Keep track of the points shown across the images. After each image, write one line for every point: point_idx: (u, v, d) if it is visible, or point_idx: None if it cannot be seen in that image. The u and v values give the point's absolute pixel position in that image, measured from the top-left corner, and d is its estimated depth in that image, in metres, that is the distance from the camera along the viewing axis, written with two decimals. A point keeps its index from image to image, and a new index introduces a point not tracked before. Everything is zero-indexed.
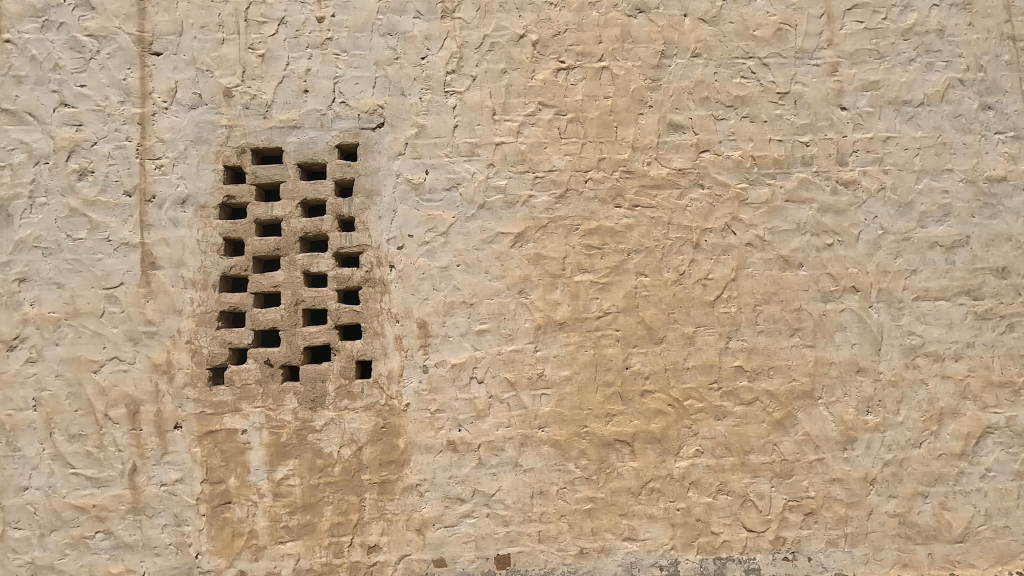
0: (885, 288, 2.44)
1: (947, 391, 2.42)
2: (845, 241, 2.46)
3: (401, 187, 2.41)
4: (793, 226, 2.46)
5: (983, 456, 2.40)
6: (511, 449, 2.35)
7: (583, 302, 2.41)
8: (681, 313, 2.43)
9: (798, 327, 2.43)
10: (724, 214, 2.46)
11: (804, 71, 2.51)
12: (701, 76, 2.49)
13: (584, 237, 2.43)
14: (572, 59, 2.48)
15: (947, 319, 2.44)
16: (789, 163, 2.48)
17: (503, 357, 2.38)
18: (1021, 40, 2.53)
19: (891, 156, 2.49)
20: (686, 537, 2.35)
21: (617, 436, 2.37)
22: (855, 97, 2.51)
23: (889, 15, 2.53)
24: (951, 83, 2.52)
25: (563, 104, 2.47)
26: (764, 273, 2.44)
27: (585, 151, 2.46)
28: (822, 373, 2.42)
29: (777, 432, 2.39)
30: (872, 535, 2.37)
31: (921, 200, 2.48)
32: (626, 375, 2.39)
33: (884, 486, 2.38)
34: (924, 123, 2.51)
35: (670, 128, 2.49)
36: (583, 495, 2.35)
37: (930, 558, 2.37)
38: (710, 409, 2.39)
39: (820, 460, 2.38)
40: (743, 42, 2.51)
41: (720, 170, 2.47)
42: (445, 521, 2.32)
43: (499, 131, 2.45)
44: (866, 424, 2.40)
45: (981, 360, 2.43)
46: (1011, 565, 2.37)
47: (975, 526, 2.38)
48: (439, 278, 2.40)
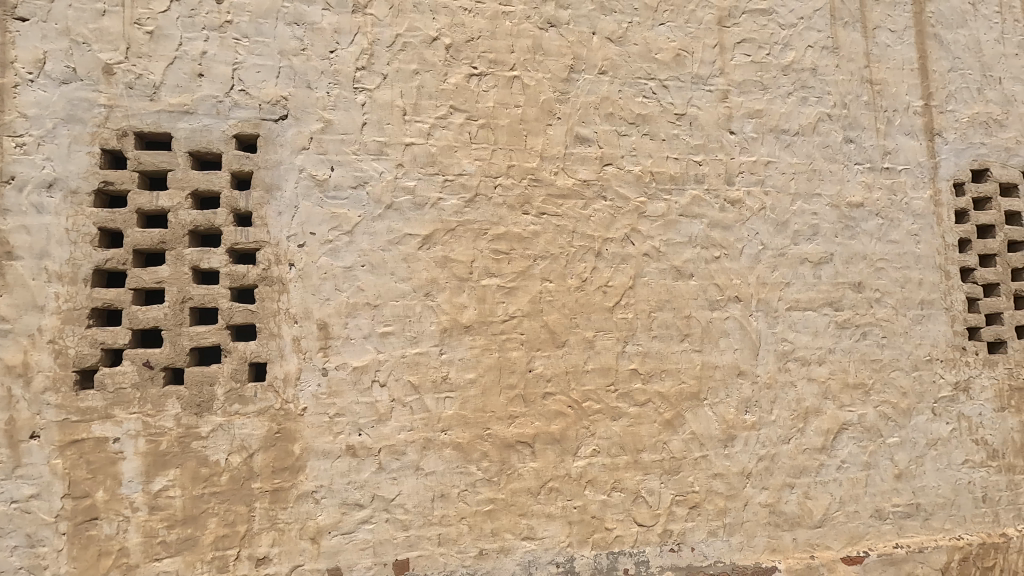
0: (763, 298, 2.69)
1: (811, 392, 2.70)
2: (730, 254, 2.67)
3: (304, 182, 2.32)
4: (685, 238, 2.64)
5: (839, 449, 2.71)
6: (413, 453, 2.33)
7: (489, 306, 2.45)
8: (582, 318, 2.53)
9: (688, 333, 2.61)
10: (624, 225, 2.59)
11: (698, 95, 2.71)
12: (607, 93, 2.62)
13: (492, 242, 2.47)
14: (484, 66, 2.52)
15: (813, 327, 2.73)
16: (684, 180, 2.66)
17: (407, 359, 2.36)
18: (877, 83, 2.89)
19: (771, 179, 2.75)
20: (581, 533, 2.44)
21: (518, 438, 2.42)
22: (742, 123, 2.75)
23: (772, 51, 2.79)
24: (821, 116, 2.82)
25: (475, 110, 2.49)
26: (659, 281, 2.61)
27: (495, 157, 2.50)
28: (707, 376, 2.61)
29: (667, 431, 2.55)
30: (747, 524, 2.59)
31: (795, 220, 2.75)
32: (529, 377, 2.45)
33: (758, 479, 2.61)
34: (798, 151, 2.79)
35: (577, 140, 2.59)
36: (484, 496, 2.37)
37: (795, 543, 2.63)
38: (607, 410, 2.50)
39: (704, 457, 2.57)
40: (646, 64, 2.66)
41: (622, 183, 2.60)
42: (341, 529, 2.25)
43: (409, 132, 2.43)
44: (745, 423, 2.62)
45: (840, 364, 2.74)
46: (860, 545, 2.69)
47: (832, 512, 2.67)
48: (342, 278, 2.33)
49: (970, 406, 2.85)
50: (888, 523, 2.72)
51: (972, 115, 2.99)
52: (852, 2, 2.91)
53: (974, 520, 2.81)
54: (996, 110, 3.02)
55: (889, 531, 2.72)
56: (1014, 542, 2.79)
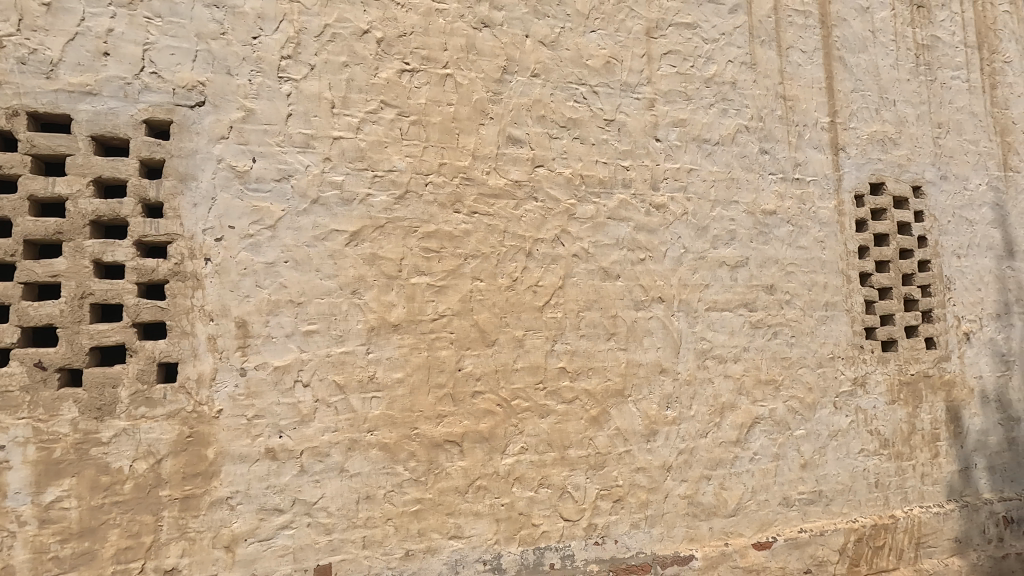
0: (685, 299, 2.82)
1: (727, 388, 2.85)
2: (654, 256, 2.78)
3: (223, 173, 2.21)
4: (613, 240, 2.72)
5: (752, 442, 2.88)
6: (337, 454, 2.27)
7: (418, 305, 2.42)
8: (512, 317, 2.55)
9: (614, 332, 2.70)
10: (554, 226, 2.64)
11: (627, 103, 2.80)
12: (539, 96, 2.66)
13: (422, 240, 2.45)
14: (416, 62, 2.49)
15: (730, 327, 2.89)
16: (612, 184, 2.75)
17: (332, 359, 2.30)
18: (789, 99, 3.10)
19: (693, 185, 2.89)
20: (509, 530, 2.47)
21: (446, 437, 2.41)
22: (667, 131, 2.86)
23: (695, 64, 2.93)
24: (739, 128, 2.99)
25: (406, 106, 2.46)
26: (587, 282, 2.67)
27: (426, 154, 2.48)
28: (632, 373, 2.71)
29: (593, 427, 2.62)
30: (667, 515, 2.70)
31: (715, 225, 2.90)
32: (458, 376, 2.45)
33: (678, 471, 2.74)
34: (719, 159, 2.94)
35: (509, 141, 2.61)
36: (411, 497, 2.35)
37: (711, 531, 2.77)
38: (535, 408, 2.54)
39: (628, 451, 2.67)
40: (577, 69, 2.73)
41: (552, 185, 2.65)
42: (259, 535, 2.16)
43: (337, 125, 2.37)
44: (666, 419, 2.74)
45: (753, 361, 2.91)
46: (770, 531, 2.87)
47: (744, 501, 2.84)
48: (263, 274, 2.24)
49: (866, 399, 3.11)
50: (794, 509, 2.92)
51: (871, 133, 3.26)
52: (768, 22, 3.10)
53: (869, 504, 3.06)
54: (891, 129, 3.31)
55: (794, 517, 2.92)
56: (902, 523, 3.07)
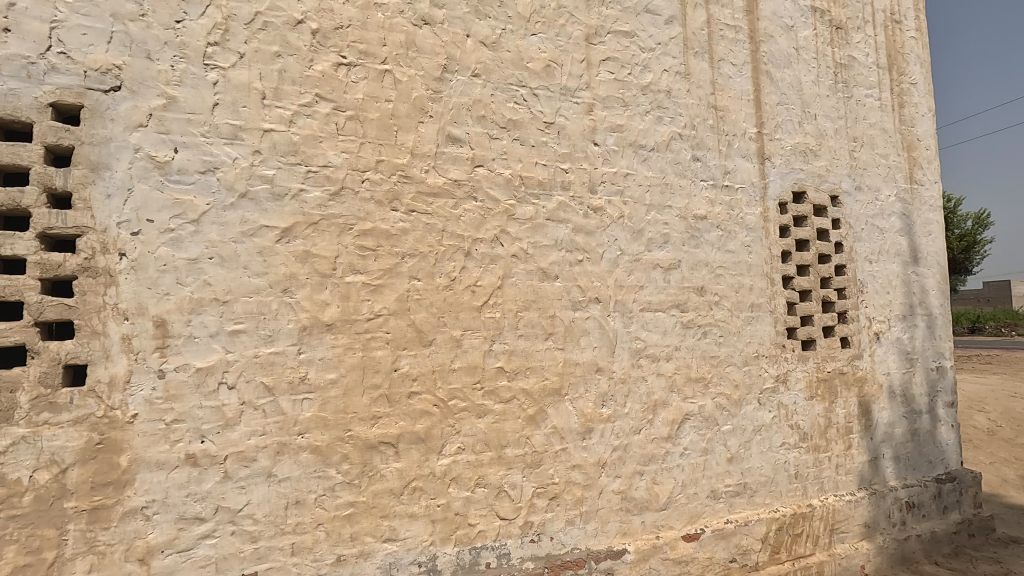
0: (620, 299, 2.90)
1: (660, 386, 2.95)
2: (592, 258, 2.84)
3: (140, 163, 2.09)
4: (551, 242, 2.76)
5: (682, 437, 2.99)
6: (265, 459, 2.19)
7: (353, 304, 2.37)
8: (450, 317, 2.54)
9: (551, 332, 2.73)
10: (493, 226, 2.65)
11: (566, 106, 2.85)
12: (480, 96, 2.66)
13: (357, 238, 2.39)
14: (354, 56, 2.43)
15: (663, 327, 2.99)
16: (551, 186, 2.79)
17: (260, 360, 2.21)
18: (720, 110, 3.24)
19: (630, 189, 2.97)
20: (444, 531, 2.45)
21: (381, 438, 2.37)
22: (604, 136, 2.93)
23: (633, 71, 3.02)
24: (674, 135, 3.10)
25: (342, 100, 2.41)
26: (526, 282, 2.70)
27: (363, 151, 2.43)
28: (569, 373, 2.76)
29: (530, 426, 2.65)
30: (601, 511, 2.77)
31: (650, 229, 3.00)
32: (394, 377, 2.41)
33: (612, 468, 2.81)
34: (654, 165, 3.04)
35: (449, 140, 2.60)
36: (343, 500, 2.29)
37: (643, 525, 2.86)
38: (473, 408, 2.54)
39: (564, 449, 2.71)
40: (518, 71, 2.75)
41: (492, 185, 2.66)
42: (177, 546, 2.05)
43: (268, 117, 2.28)
44: (601, 416, 2.80)
45: (684, 360, 3.03)
46: (698, 523, 2.99)
47: (675, 495, 2.95)
48: (184, 270, 2.13)
49: (787, 395, 3.30)
50: (721, 501, 3.06)
51: (794, 145, 3.46)
52: (701, 34, 3.23)
53: (789, 494, 3.25)
54: (812, 141, 3.53)
55: (721, 509, 3.06)
56: (818, 511, 3.27)
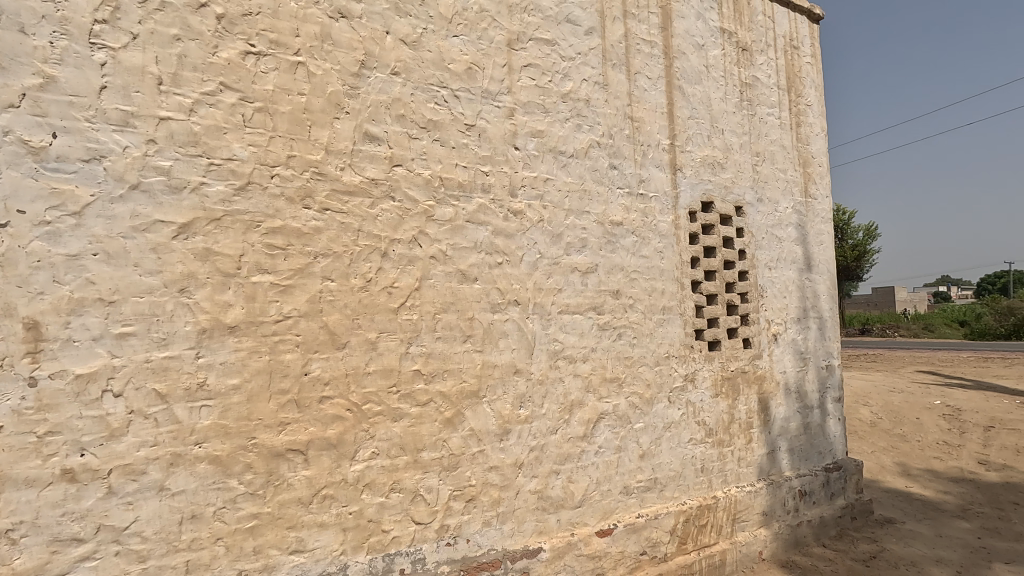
0: (539, 302, 2.95)
1: (576, 386, 3.03)
2: (511, 261, 2.87)
3: (10, 147, 1.88)
4: (471, 244, 2.77)
5: (597, 436, 3.08)
6: (156, 471, 2.03)
7: (260, 305, 2.26)
8: (365, 319, 2.48)
9: (470, 334, 2.74)
10: (412, 227, 2.61)
11: (487, 110, 2.87)
12: (399, 94, 2.62)
13: (265, 236, 2.28)
14: (263, 45, 2.32)
15: (580, 329, 3.07)
16: (471, 188, 2.79)
17: (152, 365, 2.05)
18: (636, 120, 3.38)
19: (549, 194, 3.03)
20: (356, 539, 2.39)
21: (288, 446, 2.27)
22: (525, 140, 2.97)
23: (553, 79, 3.09)
24: (592, 143, 3.20)
25: (250, 91, 2.29)
26: (444, 284, 2.68)
27: (273, 145, 2.32)
28: (487, 375, 2.77)
29: (447, 429, 2.63)
30: (518, 511, 2.80)
31: (568, 233, 3.07)
32: (304, 381, 2.32)
33: (529, 468, 2.85)
34: (573, 171, 3.12)
35: (366, 138, 2.53)
36: (246, 513, 2.17)
37: (558, 523, 2.92)
38: (388, 412, 2.49)
39: (481, 451, 2.72)
40: (439, 72, 2.73)
41: (411, 185, 2.62)
42: (49, 571, 1.86)
43: (165, 104, 2.12)
44: (519, 417, 2.84)
45: (600, 361, 3.13)
46: (611, 518, 3.09)
47: (589, 492, 3.03)
48: (63, 267, 1.94)
49: (694, 393, 3.49)
50: (633, 496, 3.18)
51: (703, 157, 3.67)
52: (619, 47, 3.35)
53: (695, 487, 3.43)
54: (720, 154, 3.76)
55: (633, 503, 3.18)
56: (722, 502, 3.48)
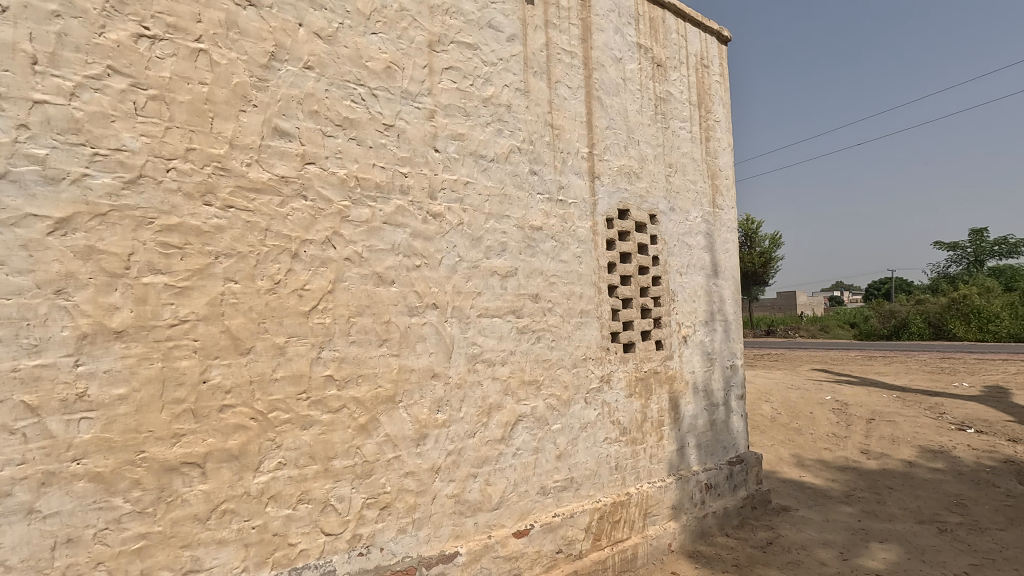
0: (458, 305, 2.94)
1: (495, 389, 3.05)
2: (429, 263, 2.85)
3: None
4: (388, 246, 2.71)
5: (515, 438, 3.12)
6: (24, 492, 1.83)
7: (151, 308, 2.09)
8: (273, 322, 2.36)
9: (386, 338, 2.68)
10: (325, 228, 2.52)
11: (407, 110, 2.83)
12: (312, 90, 2.52)
13: (160, 234, 2.12)
14: (159, 28, 2.16)
15: (499, 332, 3.09)
16: (389, 189, 2.74)
17: (20, 374, 1.84)
18: (556, 128, 3.46)
19: (470, 198, 3.03)
20: (260, 555, 2.27)
21: (183, 459, 2.12)
22: (445, 143, 2.96)
23: (475, 83, 3.09)
24: (513, 148, 3.24)
25: (143, 77, 2.12)
26: (359, 287, 2.61)
27: (169, 136, 2.16)
28: (404, 379, 2.72)
29: (360, 436, 2.56)
30: (434, 516, 2.78)
31: (488, 237, 3.09)
32: (202, 390, 2.18)
33: (446, 472, 2.83)
34: (494, 175, 3.14)
35: (276, 133, 2.42)
36: (133, 533, 2.01)
37: (475, 526, 2.92)
38: (296, 420, 2.39)
39: (397, 457, 2.67)
40: (356, 69, 2.66)
41: (324, 184, 2.53)
42: None
43: (41, 86, 1.93)
44: (436, 422, 2.81)
45: (519, 364, 3.17)
46: (528, 519, 3.14)
47: (507, 494, 3.06)
48: None
49: (610, 394, 3.61)
50: (550, 496, 3.25)
51: (620, 166, 3.82)
52: (541, 55, 3.42)
53: (610, 485, 3.56)
54: (635, 164, 3.92)
55: (550, 503, 3.24)
56: (635, 498, 3.63)
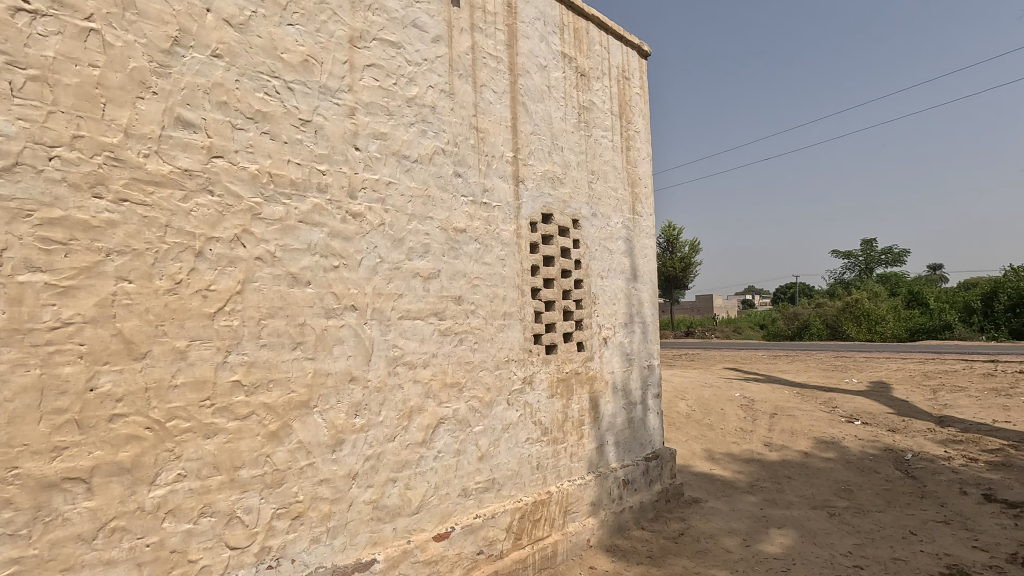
0: (378, 307, 2.89)
1: (416, 392, 3.02)
2: (348, 264, 2.78)
3: None
4: (303, 246, 2.62)
5: (436, 441, 3.10)
6: None
7: (28, 309, 1.90)
8: (173, 325, 2.22)
9: (300, 341, 2.58)
10: (233, 225, 2.40)
11: (326, 106, 2.74)
12: (221, 79, 2.39)
13: (39, 228, 1.93)
14: (42, 3, 1.97)
15: (420, 335, 3.07)
16: (305, 187, 2.64)
17: None
18: (481, 131, 3.48)
19: (391, 198, 2.99)
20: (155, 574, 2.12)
21: (65, 474, 1.94)
22: (366, 142, 2.90)
23: (398, 82, 3.05)
24: (437, 150, 3.23)
25: (22, 55, 1.93)
26: (271, 288, 2.50)
27: (52, 122, 1.97)
28: (319, 384, 2.63)
29: (271, 443, 2.45)
30: (351, 523, 2.71)
31: (410, 238, 3.06)
32: (89, 398, 2.01)
33: (363, 478, 2.77)
34: (416, 176, 3.11)
35: (178, 123, 2.27)
36: (2, 559, 1.81)
37: (394, 532, 2.88)
38: (199, 428, 2.25)
39: (311, 464, 2.58)
40: (269, 60, 2.55)
41: (233, 179, 2.41)
42: None
43: None
44: (353, 426, 2.74)
45: (441, 366, 3.15)
46: (449, 522, 3.13)
47: (427, 497, 3.03)
48: None
49: (532, 395, 3.67)
50: (471, 498, 3.25)
51: (544, 171, 3.90)
52: (466, 58, 3.42)
53: (531, 484, 3.61)
54: (559, 170, 4.02)
55: (471, 505, 3.25)
56: (555, 496, 3.71)
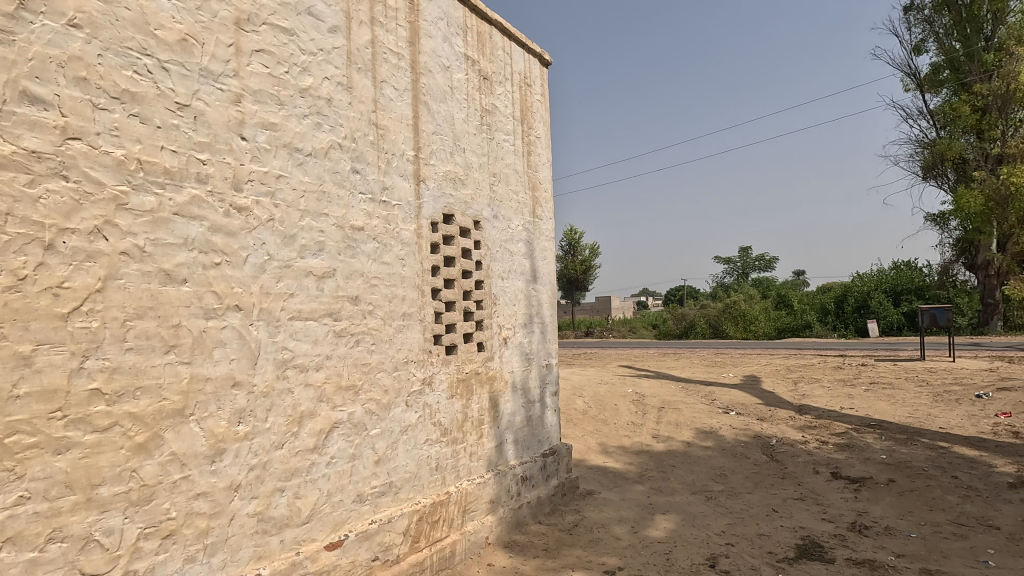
0: (266, 308, 2.73)
1: (307, 396, 2.89)
2: (232, 261, 2.60)
3: None
4: (179, 240, 2.41)
5: (329, 446, 2.98)
6: None
7: None
8: (14, 328, 1.94)
9: (174, 344, 2.37)
10: (93, 216, 2.15)
11: (207, 90, 2.54)
12: (80, 52, 2.14)
13: None
14: None
15: (313, 336, 2.94)
16: (182, 176, 2.44)
17: None
18: (381, 128, 3.41)
19: (282, 193, 2.83)
20: None
21: None
22: (254, 131, 2.73)
23: (290, 71, 2.90)
24: (333, 144, 3.11)
25: None
26: (140, 286, 2.27)
27: None
28: (196, 390, 2.44)
29: (138, 457, 2.23)
30: (232, 538, 2.53)
31: (303, 235, 2.92)
32: None
33: (247, 489, 2.60)
34: (310, 170, 2.98)
35: (24, 98, 2.00)
36: None
37: (281, 544, 2.73)
38: (47, 444, 2.00)
39: (185, 478, 2.38)
40: (140, 36, 2.32)
41: (93, 165, 2.16)
42: None
43: None
44: (236, 435, 2.57)
45: (335, 369, 3.04)
46: (343, 529, 3.02)
47: (319, 506, 2.91)
48: None
49: (431, 396, 3.65)
50: (366, 503, 3.17)
51: (446, 172, 3.90)
52: (366, 52, 3.33)
53: (430, 486, 3.59)
54: (461, 171, 4.03)
55: (366, 510, 3.17)
56: (454, 497, 3.71)
